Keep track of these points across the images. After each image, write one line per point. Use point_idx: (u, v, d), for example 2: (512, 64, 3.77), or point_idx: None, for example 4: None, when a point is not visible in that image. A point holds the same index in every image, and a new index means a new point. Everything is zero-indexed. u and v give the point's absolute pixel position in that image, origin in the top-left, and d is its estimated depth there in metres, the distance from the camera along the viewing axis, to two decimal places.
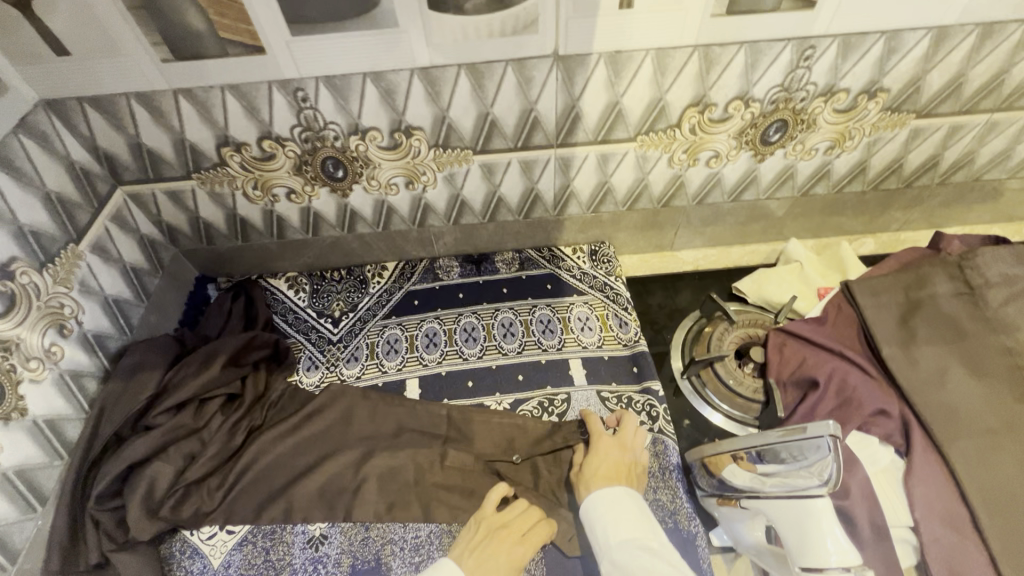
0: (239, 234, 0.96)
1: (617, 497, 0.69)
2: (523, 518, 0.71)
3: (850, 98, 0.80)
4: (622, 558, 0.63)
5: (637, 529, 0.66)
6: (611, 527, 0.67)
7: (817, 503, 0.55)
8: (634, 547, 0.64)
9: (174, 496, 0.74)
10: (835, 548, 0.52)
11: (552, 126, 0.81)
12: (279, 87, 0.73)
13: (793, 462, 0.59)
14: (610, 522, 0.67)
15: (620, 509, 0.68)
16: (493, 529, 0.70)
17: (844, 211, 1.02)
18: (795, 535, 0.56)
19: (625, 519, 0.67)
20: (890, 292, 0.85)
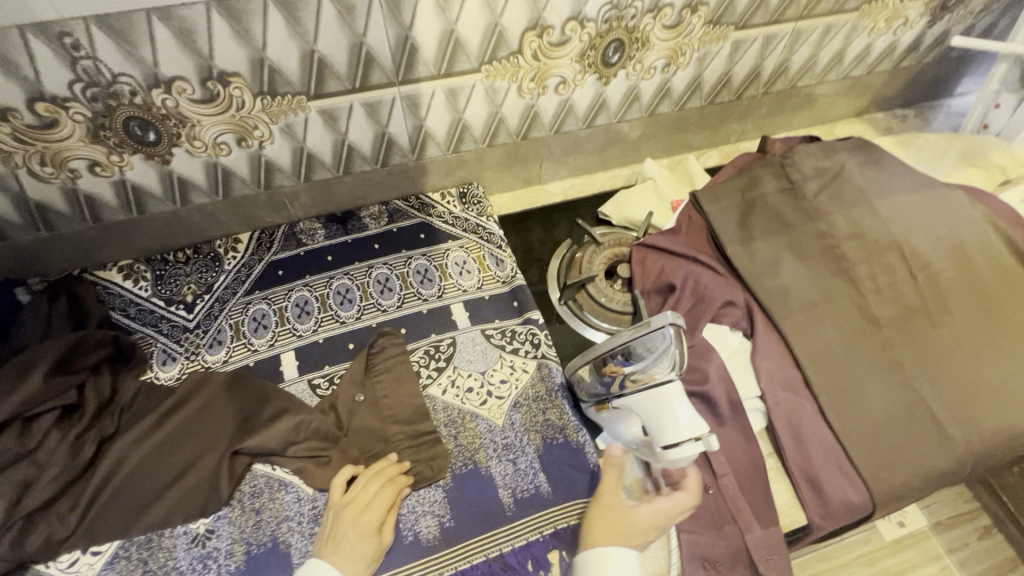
0: (41, 223, 0.81)
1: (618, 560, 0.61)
2: (364, 493, 0.70)
3: (675, 13, 0.83)
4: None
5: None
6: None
7: (670, 388, 0.64)
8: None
9: (12, 531, 0.65)
10: (687, 423, 0.62)
11: (389, 62, 0.75)
12: (37, 34, 0.60)
13: (645, 355, 0.67)
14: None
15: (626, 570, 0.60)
16: (337, 514, 0.69)
17: (689, 127, 1.08)
18: (654, 419, 0.65)
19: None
20: (728, 196, 0.94)
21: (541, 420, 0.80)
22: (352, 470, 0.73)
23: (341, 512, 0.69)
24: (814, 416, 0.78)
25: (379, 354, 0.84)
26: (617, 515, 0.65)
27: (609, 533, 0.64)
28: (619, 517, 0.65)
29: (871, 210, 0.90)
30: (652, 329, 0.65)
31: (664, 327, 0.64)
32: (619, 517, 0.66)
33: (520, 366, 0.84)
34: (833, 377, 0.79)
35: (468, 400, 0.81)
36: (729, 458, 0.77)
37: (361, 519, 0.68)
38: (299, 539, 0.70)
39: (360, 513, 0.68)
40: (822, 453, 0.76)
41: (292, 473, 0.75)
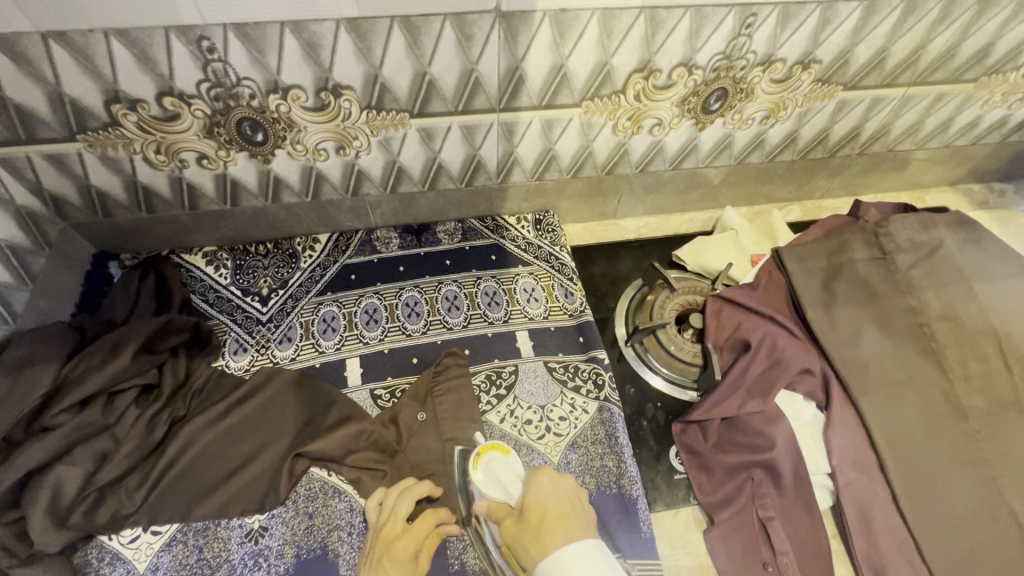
0: (143, 205, 0.84)
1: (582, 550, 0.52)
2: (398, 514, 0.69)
3: (786, 68, 0.81)
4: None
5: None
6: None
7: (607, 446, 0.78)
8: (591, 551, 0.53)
9: (85, 501, 0.67)
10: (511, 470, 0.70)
11: (494, 90, 0.76)
12: (178, 34, 0.62)
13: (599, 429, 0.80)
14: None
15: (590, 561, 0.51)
16: (373, 542, 0.67)
17: (775, 179, 1.06)
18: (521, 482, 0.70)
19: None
20: (814, 258, 0.90)
21: (598, 465, 0.77)
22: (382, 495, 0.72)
23: (385, 540, 0.66)
24: (886, 503, 0.74)
25: (443, 370, 0.84)
26: (534, 505, 0.61)
27: (553, 521, 0.57)
28: (539, 501, 0.61)
29: (968, 291, 0.85)
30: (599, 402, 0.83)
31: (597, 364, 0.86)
32: (527, 521, 0.59)
33: (580, 405, 0.83)
34: (911, 465, 0.75)
35: (525, 433, 0.80)
36: (791, 537, 0.73)
37: (395, 545, 0.65)
38: (347, 551, 0.71)
39: (398, 533, 0.67)
40: (892, 546, 0.72)
41: (346, 482, 0.76)
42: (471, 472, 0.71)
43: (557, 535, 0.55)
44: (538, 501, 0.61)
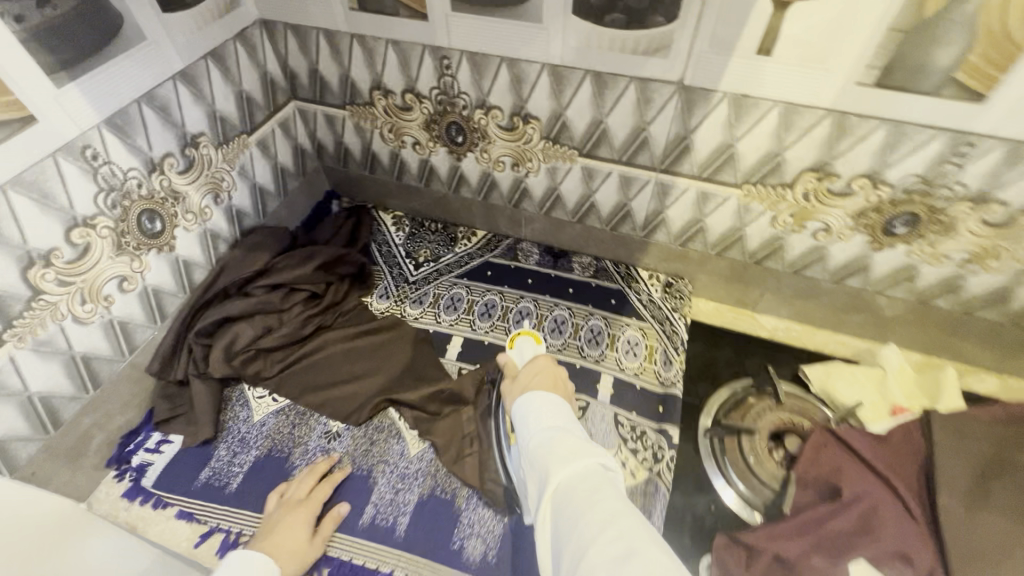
0: (368, 166, 1.10)
1: (554, 400, 0.65)
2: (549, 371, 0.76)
3: (1006, 213, 0.70)
4: (552, 448, 0.55)
5: (571, 425, 0.60)
6: (542, 419, 0.62)
7: None
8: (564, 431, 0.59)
9: (245, 354, 0.90)
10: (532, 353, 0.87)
11: (659, 151, 0.82)
12: (431, 52, 0.82)
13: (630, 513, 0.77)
14: (541, 416, 0.62)
15: (553, 407, 0.64)
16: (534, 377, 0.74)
17: (968, 337, 0.88)
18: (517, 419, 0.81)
19: (556, 419, 0.61)
20: (976, 439, 0.74)
21: None
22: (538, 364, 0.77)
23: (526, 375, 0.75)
24: None
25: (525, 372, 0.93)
26: (530, 372, 0.75)
27: (539, 381, 0.72)
28: (534, 368, 0.76)
29: None
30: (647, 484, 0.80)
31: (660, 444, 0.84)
32: (522, 381, 0.74)
33: (631, 468, 0.81)
34: None
35: None
36: None
37: (535, 377, 0.74)
38: (384, 484, 0.81)
39: (537, 374, 0.74)
40: None
41: (408, 428, 0.87)
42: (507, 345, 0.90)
43: (538, 384, 0.71)
44: (535, 369, 0.76)
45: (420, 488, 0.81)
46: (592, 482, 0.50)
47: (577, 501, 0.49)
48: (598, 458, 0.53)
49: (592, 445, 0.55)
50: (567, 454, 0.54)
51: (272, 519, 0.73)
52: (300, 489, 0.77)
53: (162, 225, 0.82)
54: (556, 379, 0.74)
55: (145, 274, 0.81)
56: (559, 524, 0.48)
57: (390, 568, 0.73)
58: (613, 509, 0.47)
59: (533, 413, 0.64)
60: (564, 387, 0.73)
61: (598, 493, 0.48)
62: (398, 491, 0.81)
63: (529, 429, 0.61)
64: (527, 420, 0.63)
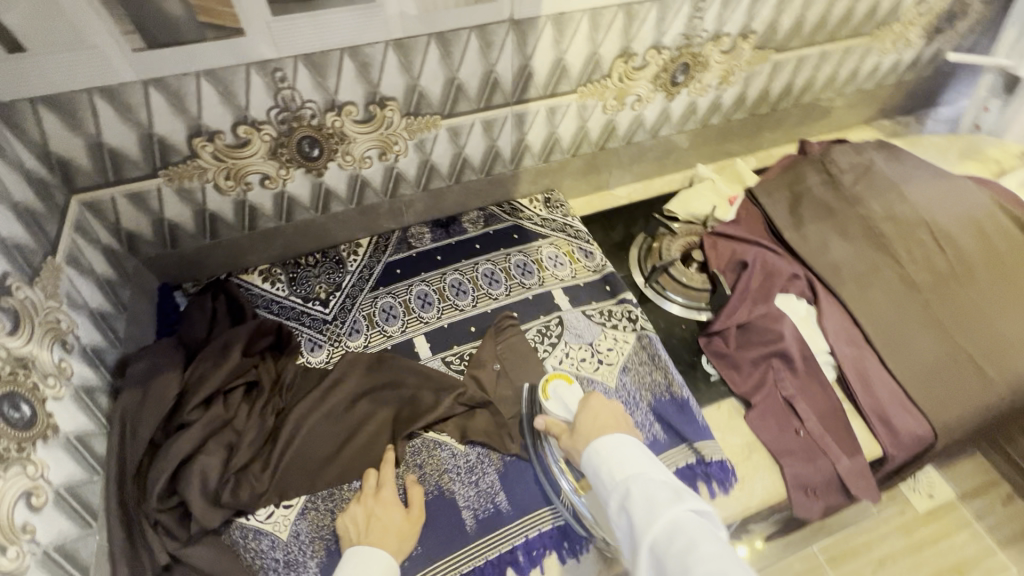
0: (208, 231, 0.93)
1: (622, 443, 0.68)
2: (609, 409, 0.75)
3: (731, 40, 1.01)
4: (641, 502, 0.60)
5: (651, 470, 0.64)
6: (620, 467, 0.65)
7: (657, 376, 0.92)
8: (646, 477, 0.62)
9: (228, 483, 0.74)
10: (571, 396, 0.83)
11: (509, 86, 0.91)
12: (257, 69, 0.74)
13: (646, 362, 0.94)
14: (616, 464, 0.65)
15: (627, 455, 0.66)
16: (593, 418, 0.74)
17: (732, 136, 1.26)
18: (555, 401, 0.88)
19: (633, 463, 0.65)
20: (779, 190, 1.11)
21: (649, 380, 0.92)
22: (589, 404, 0.76)
23: (593, 419, 0.74)
24: (875, 365, 0.92)
25: (512, 318, 0.99)
26: (588, 418, 0.74)
27: (601, 425, 0.72)
28: (591, 414, 0.75)
29: (900, 195, 1.07)
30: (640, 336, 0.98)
31: (628, 304, 1.01)
32: (583, 431, 0.73)
33: (621, 339, 0.97)
34: (886, 331, 0.94)
35: (583, 368, 0.93)
36: (811, 407, 0.89)
37: (601, 415, 0.74)
38: (461, 487, 0.81)
39: (600, 420, 0.73)
40: (889, 397, 0.90)
41: (442, 434, 0.86)
42: (540, 394, 0.85)
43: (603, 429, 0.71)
44: (591, 416, 0.75)
45: (493, 467, 0.83)
46: (681, 526, 0.55)
47: (674, 545, 0.54)
48: (682, 500, 0.58)
49: (675, 493, 0.59)
50: (650, 507, 0.58)
51: (358, 515, 0.75)
52: (368, 484, 0.78)
53: (30, 408, 0.59)
54: (616, 416, 0.74)
55: (47, 475, 0.59)
56: (660, 560, 0.54)
57: (523, 537, 0.77)
58: (702, 547, 0.52)
59: (614, 458, 0.66)
60: (625, 422, 0.74)
61: (687, 537, 0.53)
62: (476, 482, 0.81)
63: (611, 482, 0.64)
64: (607, 462, 0.66)
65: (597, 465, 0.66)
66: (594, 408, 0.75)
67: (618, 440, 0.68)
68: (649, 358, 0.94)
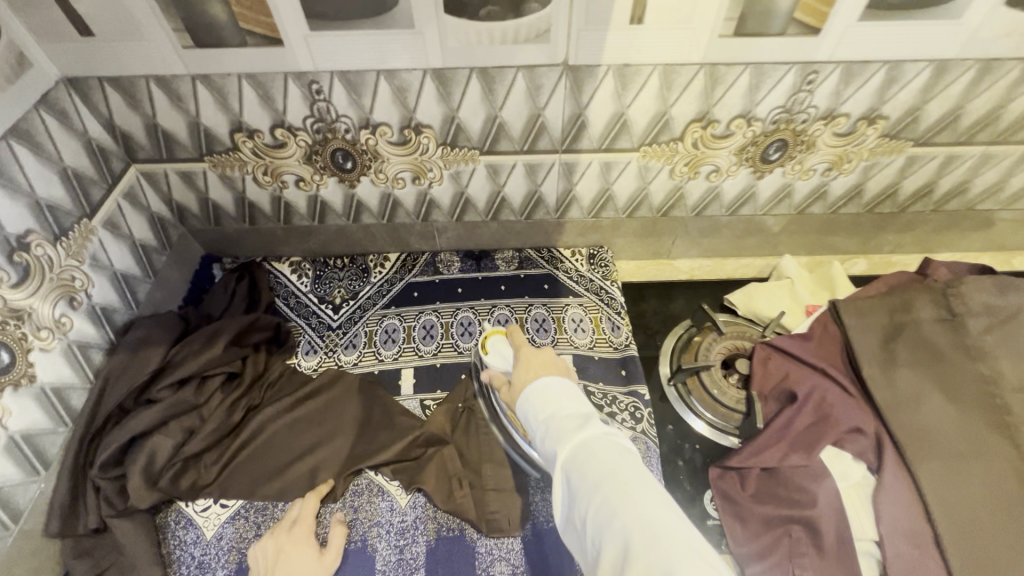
0: (247, 218, 0.98)
1: (547, 382, 0.63)
2: (542, 355, 0.70)
3: (850, 122, 0.82)
4: (557, 426, 0.57)
5: (572, 406, 0.60)
6: (544, 408, 0.60)
7: None
8: (569, 417, 0.58)
9: (173, 469, 0.76)
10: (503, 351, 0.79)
11: (558, 132, 0.82)
12: (294, 78, 0.74)
13: None
14: (539, 401, 0.61)
15: (552, 392, 0.61)
16: (526, 364, 0.69)
17: (839, 230, 1.04)
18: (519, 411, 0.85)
19: (556, 403, 0.60)
20: (875, 313, 0.87)
21: None
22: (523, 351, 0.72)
23: (525, 367, 0.68)
24: None
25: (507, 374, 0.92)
26: (522, 368, 0.68)
27: (531, 373, 0.67)
28: (523, 364, 0.69)
29: None
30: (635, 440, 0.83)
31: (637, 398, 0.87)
32: (517, 383, 0.67)
33: None
34: (970, 543, 0.69)
35: None
36: None
37: (534, 362, 0.69)
38: (385, 547, 0.75)
39: (532, 365, 0.68)
40: None
41: (390, 482, 0.80)
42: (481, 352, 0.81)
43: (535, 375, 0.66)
44: (524, 364, 0.69)
45: (424, 537, 0.76)
46: (592, 443, 0.54)
47: (585, 465, 0.52)
48: (592, 420, 0.57)
49: (587, 415, 0.58)
50: (569, 447, 0.55)
51: (269, 548, 0.72)
52: (294, 518, 0.75)
53: (9, 356, 0.65)
54: (550, 361, 0.68)
55: (6, 421, 0.64)
56: (570, 481, 0.53)
57: None
58: (611, 462, 0.51)
59: (537, 401, 0.61)
60: (558, 363, 0.68)
61: (598, 454, 0.52)
62: (402, 548, 0.75)
63: (534, 416, 0.61)
64: (531, 407, 0.62)
65: (529, 410, 0.62)
66: (530, 356, 0.70)
67: (543, 379, 0.63)
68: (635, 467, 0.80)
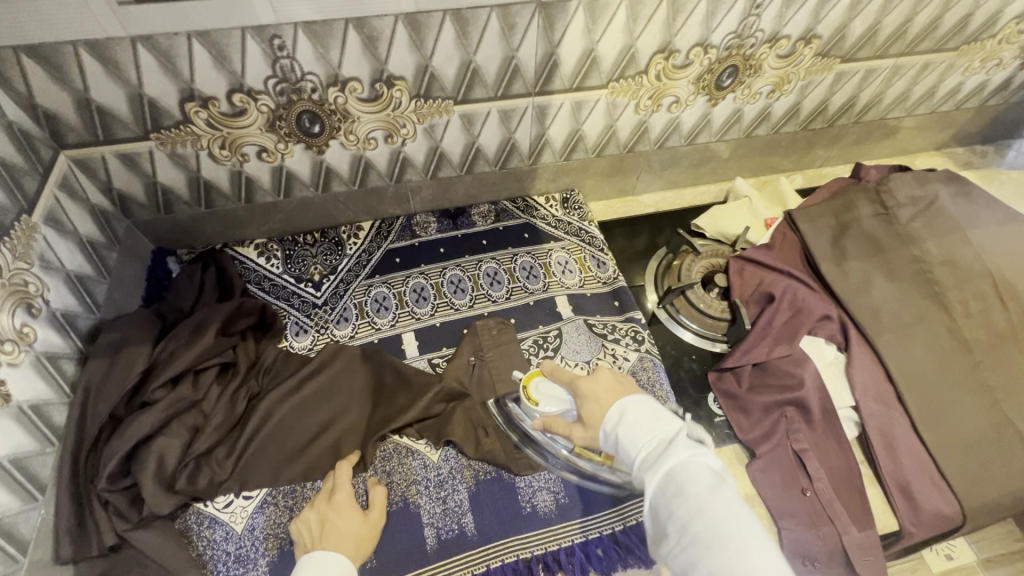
0: (203, 200, 0.90)
1: (627, 414, 0.57)
2: (607, 382, 0.64)
3: (790, 44, 0.89)
4: (642, 455, 0.54)
5: (658, 427, 0.55)
6: (624, 430, 0.56)
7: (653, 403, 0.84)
8: (652, 443, 0.55)
9: (186, 469, 0.71)
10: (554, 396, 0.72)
11: (531, 74, 0.83)
12: (253, 34, 0.68)
13: (643, 385, 0.86)
14: (622, 432, 0.56)
15: (632, 416, 0.57)
16: (595, 401, 0.63)
17: (780, 150, 1.14)
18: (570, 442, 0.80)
19: (638, 422, 0.56)
20: (824, 217, 0.99)
21: None
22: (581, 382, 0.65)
23: (593, 403, 0.63)
24: (907, 431, 0.81)
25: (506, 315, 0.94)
26: (590, 408, 0.63)
27: (608, 410, 0.61)
28: (590, 401, 0.63)
29: (964, 239, 0.94)
30: (642, 359, 0.89)
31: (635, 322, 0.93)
32: (592, 423, 0.62)
33: (620, 356, 0.89)
34: (925, 393, 0.83)
35: None
36: (825, 465, 0.80)
37: (601, 395, 0.63)
38: (427, 501, 0.76)
39: (602, 403, 0.62)
40: (916, 468, 0.79)
41: (417, 441, 0.81)
42: (528, 403, 0.73)
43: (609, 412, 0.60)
44: (590, 402, 0.63)
45: (464, 484, 0.78)
46: (679, 476, 0.50)
47: (673, 503, 0.49)
48: (679, 443, 0.53)
49: (674, 438, 0.54)
50: (653, 475, 0.52)
51: (311, 522, 0.69)
52: (331, 491, 0.73)
53: None
54: (617, 387, 0.63)
55: None
56: (660, 514, 0.51)
57: (484, 566, 0.72)
58: (704, 504, 0.48)
59: (619, 430, 0.57)
60: (628, 386, 0.63)
61: (689, 491, 0.49)
62: (444, 499, 0.76)
63: (616, 439, 0.57)
64: (610, 426, 0.58)
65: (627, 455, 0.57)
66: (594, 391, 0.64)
67: (623, 412, 0.58)
68: (648, 383, 0.86)
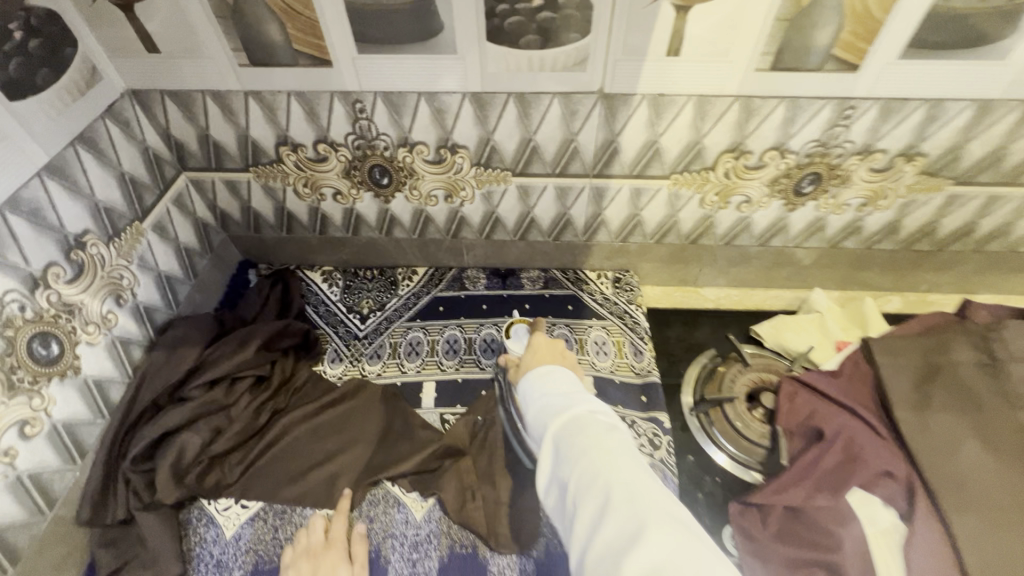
0: (285, 226, 1.01)
1: (552, 370, 0.66)
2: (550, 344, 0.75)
3: (887, 158, 0.81)
4: (548, 404, 0.61)
5: (570, 385, 0.63)
6: (542, 384, 0.64)
7: None
8: (563, 395, 0.62)
9: (199, 466, 0.78)
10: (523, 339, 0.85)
11: (590, 157, 0.84)
12: (340, 97, 0.78)
13: None
14: (540, 383, 0.64)
15: (553, 374, 0.65)
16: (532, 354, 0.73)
17: (873, 267, 1.02)
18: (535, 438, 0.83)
19: (554, 380, 0.64)
20: (908, 354, 0.85)
21: None
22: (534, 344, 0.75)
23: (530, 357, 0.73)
24: None
25: None
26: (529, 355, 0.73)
27: (540, 359, 0.71)
28: (532, 350, 0.74)
29: None
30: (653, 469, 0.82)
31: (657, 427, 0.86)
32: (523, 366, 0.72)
33: None
34: None
35: None
36: None
37: (539, 353, 0.73)
38: (397, 560, 0.75)
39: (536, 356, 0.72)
40: None
41: (407, 494, 0.81)
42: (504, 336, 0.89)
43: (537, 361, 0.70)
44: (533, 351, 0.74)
45: (437, 551, 0.76)
46: (582, 417, 0.57)
47: (573, 434, 0.55)
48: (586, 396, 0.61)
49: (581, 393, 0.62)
50: (561, 416, 0.57)
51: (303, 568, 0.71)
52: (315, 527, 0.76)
53: (59, 348, 0.69)
54: (555, 350, 0.73)
55: (51, 410, 0.68)
56: (559, 447, 0.55)
57: None
58: (601, 435, 0.54)
59: (536, 382, 0.65)
60: (565, 356, 0.73)
61: (589, 427, 0.55)
62: (414, 562, 0.75)
63: (531, 389, 0.65)
64: (530, 387, 0.65)
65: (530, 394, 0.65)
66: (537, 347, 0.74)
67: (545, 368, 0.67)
68: None
